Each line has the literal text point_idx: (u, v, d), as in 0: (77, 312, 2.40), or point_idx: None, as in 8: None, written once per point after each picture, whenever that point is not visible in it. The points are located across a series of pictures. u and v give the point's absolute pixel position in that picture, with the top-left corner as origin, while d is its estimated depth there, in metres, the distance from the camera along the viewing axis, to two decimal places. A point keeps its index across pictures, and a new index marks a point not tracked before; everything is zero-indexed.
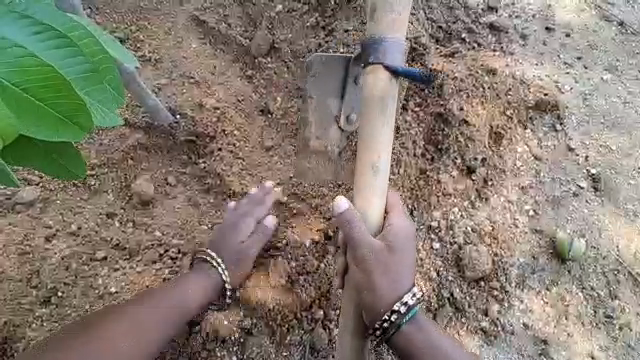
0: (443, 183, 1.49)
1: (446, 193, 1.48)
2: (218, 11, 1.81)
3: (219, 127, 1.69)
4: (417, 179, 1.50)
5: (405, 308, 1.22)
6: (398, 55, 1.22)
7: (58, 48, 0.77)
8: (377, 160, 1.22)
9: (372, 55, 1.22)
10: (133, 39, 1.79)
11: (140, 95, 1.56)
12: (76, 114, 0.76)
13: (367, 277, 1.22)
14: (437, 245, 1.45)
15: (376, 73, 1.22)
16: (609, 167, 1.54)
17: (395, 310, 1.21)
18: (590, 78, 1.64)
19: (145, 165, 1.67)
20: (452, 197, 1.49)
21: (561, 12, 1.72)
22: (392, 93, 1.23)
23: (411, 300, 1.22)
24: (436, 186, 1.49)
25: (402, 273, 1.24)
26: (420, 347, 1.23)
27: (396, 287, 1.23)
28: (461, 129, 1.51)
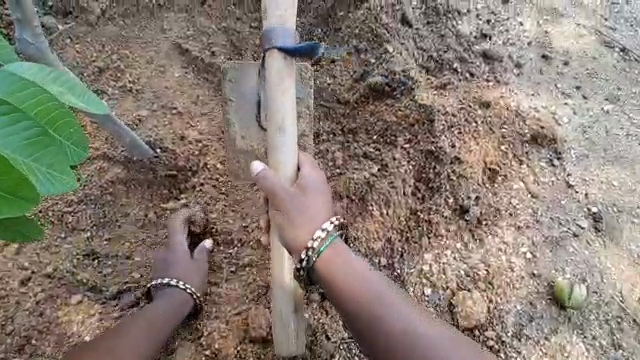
0: (435, 224, 1.38)
1: (438, 234, 1.38)
2: (202, 40, 1.75)
3: (201, 160, 1.62)
4: (408, 219, 1.39)
5: (324, 234, 1.07)
6: (291, 38, 1.14)
7: (3, 123, 0.72)
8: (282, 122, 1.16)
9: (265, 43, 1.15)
10: (114, 68, 1.72)
11: (116, 131, 1.49)
12: (18, 190, 0.71)
13: (285, 213, 1.10)
14: (429, 291, 1.34)
15: (271, 57, 1.14)
16: (612, 205, 1.44)
17: (314, 239, 1.06)
18: (589, 109, 1.56)
19: (124, 201, 1.61)
20: (444, 238, 1.38)
21: (558, 39, 1.66)
22: (288, 71, 1.15)
23: (329, 227, 1.07)
24: (427, 227, 1.38)
25: (319, 212, 1.09)
26: (345, 274, 1.05)
27: (308, 227, 1.07)
28: (454, 166, 1.41)
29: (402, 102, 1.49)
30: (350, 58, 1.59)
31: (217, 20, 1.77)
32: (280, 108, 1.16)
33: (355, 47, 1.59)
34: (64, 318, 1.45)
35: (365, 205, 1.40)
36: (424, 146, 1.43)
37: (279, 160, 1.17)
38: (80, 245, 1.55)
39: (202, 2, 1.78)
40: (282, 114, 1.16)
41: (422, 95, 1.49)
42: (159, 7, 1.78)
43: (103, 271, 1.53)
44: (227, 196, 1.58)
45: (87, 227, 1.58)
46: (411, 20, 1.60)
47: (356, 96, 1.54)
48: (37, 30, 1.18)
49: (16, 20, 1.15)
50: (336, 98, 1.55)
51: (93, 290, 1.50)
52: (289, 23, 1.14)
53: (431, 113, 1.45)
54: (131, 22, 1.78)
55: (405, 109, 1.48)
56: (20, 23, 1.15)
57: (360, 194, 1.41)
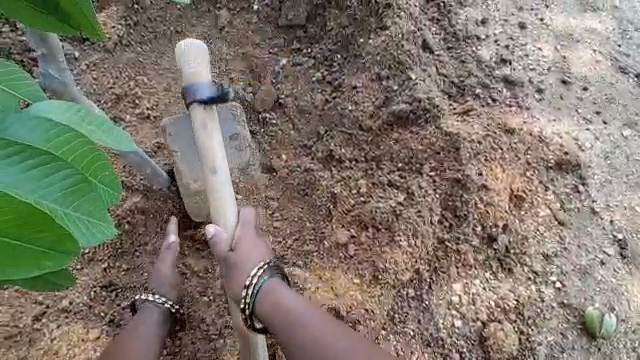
0: (463, 253, 1.37)
1: (467, 263, 1.36)
2: (220, 64, 1.74)
3: None
4: (435, 249, 1.38)
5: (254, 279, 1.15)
6: (204, 89, 1.28)
7: (38, 168, 0.67)
8: (215, 165, 1.29)
9: (189, 97, 1.28)
10: (131, 94, 1.70)
11: (137, 164, 1.46)
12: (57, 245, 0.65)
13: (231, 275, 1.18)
14: (459, 322, 1.32)
15: (194, 111, 1.28)
16: (635, 232, 1.45)
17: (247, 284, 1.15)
18: (609, 134, 1.57)
19: (142, 230, 1.58)
20: (473, 268, 1.37)
21: (576, 64, 1.67)
22: (212, 122, 1.29)
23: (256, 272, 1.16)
24: (456, 256, 1.37)
25: (252, 254, 1.20)
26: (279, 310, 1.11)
27: (246, 261, 1.18)
28: (480, 194, 1.40)
29: (427, 130, 1.48)
30: (371, 84, 1.58)
31: (235, 45, 1.76)
32: (216, 158, 1.30)
33: (377, 73, 1.58)
34: (80, 356, 1.38)
35: (392, 235, 1.38)
36: (451, 173, 1.42)
37: (218, 201, 1.29)
38: (98, 276, 1.51)
39: (220, 29, 1.76)
40: (219, 165, 1.30)
41: (448, 124, 1.47)
42: (178, 34, 1.78)
43: (122, 304, 1.49)
44: None
45: (104, 257, 1.54)
46: (432, 46, 1.60)
47: (379, 123, 1.53)
48: (60, 63, 1.15)
49: (40, 54, 1.13)
50: (358, 125, 1.55)
51: (111, 324, 1.46)
52: (203, 77, 1.28)
53: (458, 140, 1.44)
54: (149, 49, 1.76)
55: (430, 137, 1.46)
56: (44, 57, 1.13)
57: (386, 223, 1.40)
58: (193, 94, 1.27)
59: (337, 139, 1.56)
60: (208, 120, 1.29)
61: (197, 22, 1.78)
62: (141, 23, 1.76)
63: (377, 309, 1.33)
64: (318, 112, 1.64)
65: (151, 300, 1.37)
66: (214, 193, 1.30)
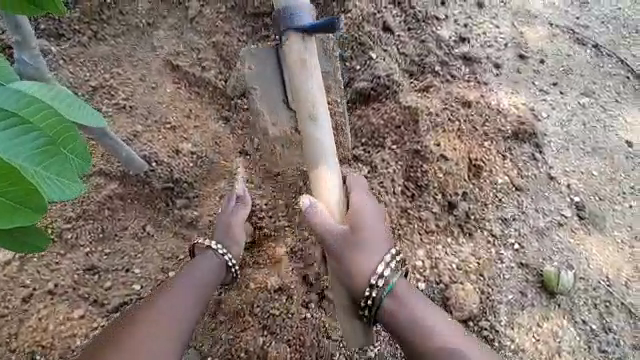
0: (425, 221, 1.44)
1: (429, 230, 1.43)
2: (192, 55, 1.82)
3: (198, 172, 1.69)
4: (399, 217, 1.44)
5: (382, 281, 1.13)
6: (307, 15, 1.32)
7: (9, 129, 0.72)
8: (314, 111, 1.33)
9: (281, 25, 1.33)
10: (107, 86, 1.78)
11: (113, 148, 1.52)
12: (28, 200, 0.69)
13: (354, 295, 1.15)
14: (423, 285, 1.38)
15: (291, 40, 1.33)
16: (592, 194, 1.50)
17: (373, 284, 1.13)
18: (566, 103, 1.63)
19: (122, 215, 1.65)
20: (435, 234, 1.43)
21: (533, 38, 1.73)
22: (310, 49, 1.34)
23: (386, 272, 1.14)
24: (419, 224, 1.44)
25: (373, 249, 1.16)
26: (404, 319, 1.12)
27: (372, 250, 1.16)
28: (440, 163, 1.47)
29: (388, 106, 1.54)
30: (336, 66, 1.64)
31: (206, 35, 1.83)
32: (321, 141, 1.32)
33: (340, 55, 1.64)
34: (67, 333, 1.48)
35: None
36: (411, 145, 1.48)
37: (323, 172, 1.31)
38: (81, 259, 1.59)
39: (190, 20, 1.84)
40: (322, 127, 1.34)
41: (407, 99, 1.54)
42: (149, 26, 1.86)
43: (105, 285, 1.56)
44: (225, 204, 1.65)
45: (85, 241, 1.61)
46: (392, 28, 1.66)
47: (343, 103, 1.59)
48: (34, 50, 1.23)
49: (15, 42, 1.20)
50: None
51: (95, 303, 1.53)
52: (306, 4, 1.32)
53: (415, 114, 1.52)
54: (122, 41, 1.85)
55: (391, 112, 1.53)
56: (19, 44, 1.20)
57: None
58: (292, 20, 1.31)
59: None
60: (315, 88, 1.34)
61: (168, 14, 1.87)
62: (114, 17, 1.86)
63: None
64: None
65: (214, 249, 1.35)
66: (316, 166, 1.33)
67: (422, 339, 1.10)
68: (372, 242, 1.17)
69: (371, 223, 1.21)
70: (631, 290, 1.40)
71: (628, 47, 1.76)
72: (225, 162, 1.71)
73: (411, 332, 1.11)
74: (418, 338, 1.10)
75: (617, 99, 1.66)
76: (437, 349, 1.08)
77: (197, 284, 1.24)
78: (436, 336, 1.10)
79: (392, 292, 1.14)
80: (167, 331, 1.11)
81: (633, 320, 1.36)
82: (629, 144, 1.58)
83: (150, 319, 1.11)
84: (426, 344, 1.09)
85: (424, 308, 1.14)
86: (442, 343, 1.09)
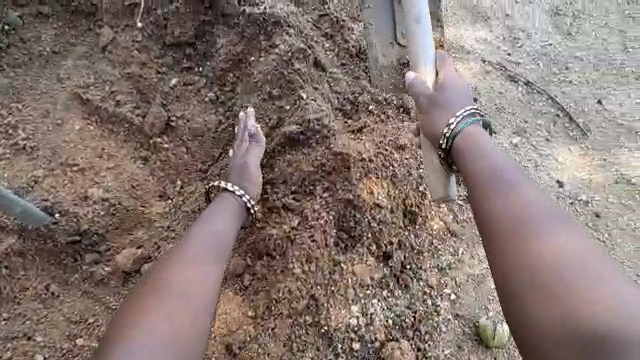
0: (359, 274, 1.35)
1: (364, 284, 1.34)
2: (105, 87, 1.63)
3: (111, 221, 1.51)
4: (332, 272, 1.34)
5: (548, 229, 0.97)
6: None
7: None
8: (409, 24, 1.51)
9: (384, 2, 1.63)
10: (4, 124, 1.56)
11: (6, 206, 1.32)
12: None
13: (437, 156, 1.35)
14: (358, 345, 1.29)
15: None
16: None
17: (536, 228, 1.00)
18: (499, 143, 1.61)
19: (22, 274, 1.44)
20: (370, 288, 1.34)
21: (466, 75, 1.71)
22: None
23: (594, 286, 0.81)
24: (353, 278, 1.34)
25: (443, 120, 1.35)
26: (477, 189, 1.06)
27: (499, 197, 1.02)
28: (373, 212, 1.40)
29: (318, 152, 1.44)
30: (264, 104, 1.53)
31: (120, 65, 1.64)
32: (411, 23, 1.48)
33: (268, 93, 1.53)
34: None
35: (286, 263, 1.32)
36: (344, 193, 1.39)
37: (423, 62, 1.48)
38: None
39: (102, 48, 1.65)
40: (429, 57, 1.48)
41: (339, 142, 1.45)
42: (55, 55, 1.66)
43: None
44: (142, 257, 1.47)
45: None
46: (325, 64, 1.57)
47: (272, 145, 1.47)
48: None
49: None
50: None
51: None
52: None
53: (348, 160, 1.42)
54: (23, 71, 1.63)
55: (321, 158, 1.42)
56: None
57: (281, 250, 1.34)
58: None
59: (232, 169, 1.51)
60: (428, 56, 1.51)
61: (77, 42, 1.67)
62: (12, 44, 1.64)
63: (273, 344, 1.27)
64: (212, 134, 1.59)
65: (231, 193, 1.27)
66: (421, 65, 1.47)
67: (512, 187, 1.02)
68: (451, 117, 1.34)
69: (454, 98, 1.39)
70: None
71: (559, 83, 1.77)
72: (143, 209, 1.55)
73: (505, 216, 0.97)
74: (503, 225, 0.96)
75: (548, 137, 1.66)
76: (537, 238, 0.90)
77: (199, 265, 1.04)
78: (502, 210, 0.98)
79: (466, 129, 1.30)
80: (178, 311, 0.96)
81: None
82: (560, 184, 1.59)
83: (152, 311, 0.95)
84: (521, 249, 0.91)
85: (513, 181, 1.03)
86: (543, 263, 0.87)
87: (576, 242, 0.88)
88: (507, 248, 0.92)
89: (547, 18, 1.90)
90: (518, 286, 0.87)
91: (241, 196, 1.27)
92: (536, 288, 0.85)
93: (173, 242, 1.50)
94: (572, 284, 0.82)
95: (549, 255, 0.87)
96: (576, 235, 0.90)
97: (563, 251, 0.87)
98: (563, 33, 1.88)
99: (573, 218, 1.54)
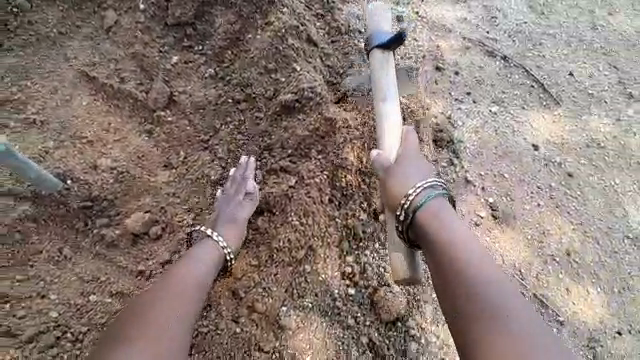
0: (353, 228, 1.47)
1: (358, 237, 1.47)
2: (110, 65, 1.74)
3: (119, 188, 1.62)
4: (327, 226, 1.46)
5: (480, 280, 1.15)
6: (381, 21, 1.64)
7: None
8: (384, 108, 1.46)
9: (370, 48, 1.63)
10: (16, 100, 1.66)
11: (21, 169, 1.42)
12: None
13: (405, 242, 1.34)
14: (353, 290, 1.42)
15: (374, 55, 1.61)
16: (506, 195, 1.62)
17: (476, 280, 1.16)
18: (479, 112, 1.75)
19: (35, 238, 1.53)
20: (364, 240, 1.47)
21: (448, 51, 1.84)
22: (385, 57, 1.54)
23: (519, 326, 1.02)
24: (347, 231, 1.47)
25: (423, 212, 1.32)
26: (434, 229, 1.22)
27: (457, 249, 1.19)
28: (365, 172, 1.53)
29: (312, 117, 1.55)
30: (261, 77, 1.64)
31: (124, 46, 1.76)
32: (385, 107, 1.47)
33: (264, 67, 1.64)
34: None
35: (286, 216, 1.45)
36: (336, 155, 1.52)
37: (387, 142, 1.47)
38: None
39: (107, 30, 1.76)
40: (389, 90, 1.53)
41: (330, 111, 1.58)
42: (62, 36, 1.76)
43: (18, 314, 1.45)
44: (150, 221, 1.57)
45: None
46: (317, 41, 1.70)
47: (270, 113, 1.59)
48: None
49: None
50: (252, 116, 1.63)
51: (8, 333, 1.43)
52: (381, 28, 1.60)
53: (338, 126, 1.56)
54: (32, 52, 1.73)
55: (315, 123, 1.54)
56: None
57: (280, 206, 1.46)
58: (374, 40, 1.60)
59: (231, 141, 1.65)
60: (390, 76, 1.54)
61: (83, 24, 1.78)
62: (21, 27, 1.75)
63: (274, 289, 1.39)
64: (212, 106, 1.69)
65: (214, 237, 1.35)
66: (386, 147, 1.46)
67: (462, 248, 1.19)
68: (407, 180, 1.32)
69: (414, 170, 1.34)
70: (541, 283, 1.51)
71: (533, 59, 1.91)
72: (149, 177, 1.65)
73: (450, 272, 1.15)
74: (464, 276, 1.13)
75: (523, 106, 1.80)
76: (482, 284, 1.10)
77: (188, 283, 1.23)
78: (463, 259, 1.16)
79: (426, 207, 1.25)
80: (168, 319, 1.14)
81: (544, 309, 1.48)
82: (536, 148, 1.72)
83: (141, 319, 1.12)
84: (473, 297, 1.09)
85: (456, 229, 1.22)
86: (489, 307, 1.06)
87: (512, 303, 1.06)
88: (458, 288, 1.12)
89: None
90: (464, 322, 1.08)
91: (221, 245, 1.35)
92: (473, 327, 1.05)
93: (178, 207, 1.62)
94: (500, 336, 1.01)
95: (496, 302, 1.06)
96: (511, 290, 1.10)
97: (501, 300, 1.07)
98: (537, 13, 2.02)
99: (548, 179, 1.68)
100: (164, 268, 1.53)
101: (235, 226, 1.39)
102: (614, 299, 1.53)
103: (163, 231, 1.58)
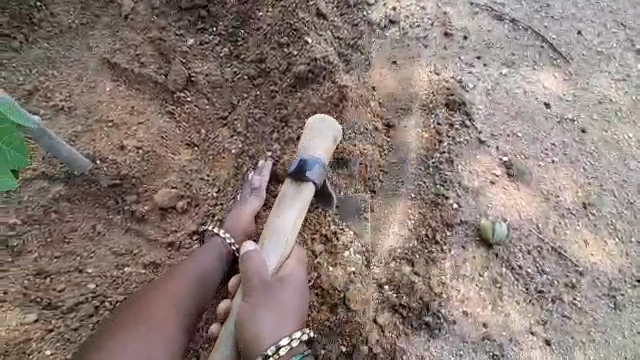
0: (371, 187, 1.56)
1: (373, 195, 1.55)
2: (129, 51, 1.82)
3: (145, 167, 1.69)
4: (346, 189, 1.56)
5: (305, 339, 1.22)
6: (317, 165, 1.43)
7: None
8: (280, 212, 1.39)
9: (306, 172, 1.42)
10: (43, 89, 1.75)
11: (53, 148, 1.51)
12: None
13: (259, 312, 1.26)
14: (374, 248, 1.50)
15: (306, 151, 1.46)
16: (519, 153, 1.64)
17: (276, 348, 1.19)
18: (489, 74, 1.77)
19: (70, 216, 1.62)
20: (377, 198, 1.55)
21: (456, 17, 1.87)
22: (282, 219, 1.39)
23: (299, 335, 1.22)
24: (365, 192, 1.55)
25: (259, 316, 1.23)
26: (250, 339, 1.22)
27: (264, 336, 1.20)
28: (377, 137, 1.61)
29: (325, 85, 1.63)
30: (275, 52, 1.70)
31: (142, 32, 1.83)
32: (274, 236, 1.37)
33: (277, 42, 1.71)
34: (21, 338, 1.44)
35: None
36: (350, 121, 1.57)
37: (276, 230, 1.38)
38: (29, 265, 1.54)
39: (125, 17, 1.84)
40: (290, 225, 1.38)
41: (343, 78, 1.64)
42: (83, 26, 1.84)
43: (56, 288, 1.52)
44: (176, 196, 1.65)
45: (33, 248, 1.56)
46: (326, 14, 1.73)
47: (284, 85, 1.67)
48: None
49: None
50: (269, 90, 1.70)
51: (48, 307, 1.49)
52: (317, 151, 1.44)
53: (350, 94, 1.62)
54: (55, 43, 1.82)
55: (329, 91, 1.62)
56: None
57: None
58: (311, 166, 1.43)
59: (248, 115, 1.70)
60: (292, 233, 1.38)
61: (102, 14, 1.86)
62: (44, 20, 1.82)
63: None
64: (228, 84, 1.76)
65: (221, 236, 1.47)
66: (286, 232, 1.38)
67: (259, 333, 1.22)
68: (286, 300, 1.27)
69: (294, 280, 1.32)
70: (559, 235, 1.53)
71: (541, 20, 1.93)
72: (172, 156, 1.72)
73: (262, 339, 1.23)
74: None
75: (534, 67, 1.82)
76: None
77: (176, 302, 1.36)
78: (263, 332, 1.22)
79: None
80: (162, 326, 1.31)
81: (564, 261, 1.50)
82: (548, 106, 1.74)
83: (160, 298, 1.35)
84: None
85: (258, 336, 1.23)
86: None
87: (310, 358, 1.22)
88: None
89: None
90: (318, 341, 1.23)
91: (230, 244, 1.46)
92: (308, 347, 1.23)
93: (202, 182, 1.69)
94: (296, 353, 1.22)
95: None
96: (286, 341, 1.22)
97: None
98: None
99: (561, 136, 1.70)
100: (192, 238, 1.62)
101: (245, 226, 1.49)
102: (633, 248, 1.55)
103: (190, 206, 1.65)
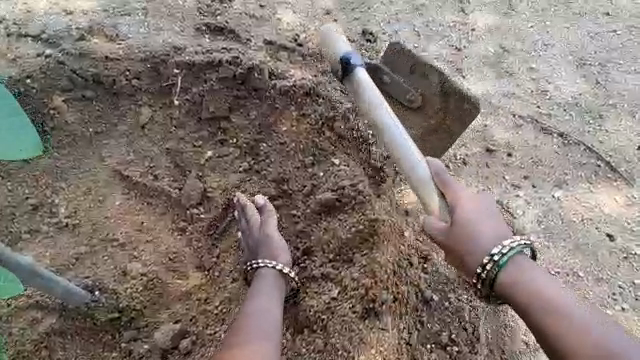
0: (413, 336, 1.34)
1: (413, 345, 1.33)
2: (143, 163, 1.69)
3: (150, 297, 1.53)
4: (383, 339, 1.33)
5: None
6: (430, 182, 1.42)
7: None
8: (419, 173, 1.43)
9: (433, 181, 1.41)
10: (49, 203, 1.64)
11: (48, 288, 1.35)
12: None
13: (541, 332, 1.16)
14: None
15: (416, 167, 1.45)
16: (583, 298, 1.43)
17: None
18: (541, 198, 1.58)
19: (62, 353, 1.47)
20: (417, 348, 1.33)
21: (497, 131, 1.71)
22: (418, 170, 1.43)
23: None
24: (405, 334, 1.34)
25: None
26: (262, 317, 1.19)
27: None
28: (417, 275, 1.40)
29: (354, 217, 1.46)
30: (297, 171, 1.58)
31: (159, 141, 1.71)
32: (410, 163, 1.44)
33: (301, 161, 1.59)
34: None
35: (327, 335, 1.34)
36: (375, 260, 1.40)
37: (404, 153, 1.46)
38: None
39: (142, 126, 1.72)
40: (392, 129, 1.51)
41: (374, 210, 1.46)
42: (98, 135, 1.72)
43: None
44: (179, 333, 1.48)
45: None
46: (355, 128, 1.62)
47: (308, 211, 1.50)
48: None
49: None
50: (291, 213, 1.52)
51: None
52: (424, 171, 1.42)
53: (382, 227, 1.43)
54: (67, 152, 1.70)
55: (357, 224, 1.44)
56: None
57: (321, 324, 1.35)
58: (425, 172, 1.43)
59: (282, 216, 1.52)
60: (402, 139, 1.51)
61: (118, 121, 1.73)
62: (58, 127, 1.70)
63: None
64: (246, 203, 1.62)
65: (262, 265, 1.31)
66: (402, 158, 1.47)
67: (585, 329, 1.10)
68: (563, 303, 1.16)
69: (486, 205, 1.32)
70: None
71: (593, 133, 1.73)
72: (180, 282, 1.55)
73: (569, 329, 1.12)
74: (524, 294, 1.18)
75: (592, 189, 1.61)
76: (551, 299, 1.17)
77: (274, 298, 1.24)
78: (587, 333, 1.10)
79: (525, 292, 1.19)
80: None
81: None
82: (612, 238, 1.53)
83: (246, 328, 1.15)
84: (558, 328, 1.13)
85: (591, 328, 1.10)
86: (579, 345, 1.09)
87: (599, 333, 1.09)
88: (548, 331, 1.14)
89: (575, 67, 1.88)
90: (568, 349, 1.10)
91: (274, 266, 1.31)
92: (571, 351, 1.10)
93: (209, 316, 1.51)
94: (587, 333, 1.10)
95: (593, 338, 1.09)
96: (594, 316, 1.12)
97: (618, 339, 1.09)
98: (592, 83, 1.85)
99: (630, 275, 1.48)
100: None
101: (276, 244, 1.36)
102: None
103: (194, 345, 1.47)
